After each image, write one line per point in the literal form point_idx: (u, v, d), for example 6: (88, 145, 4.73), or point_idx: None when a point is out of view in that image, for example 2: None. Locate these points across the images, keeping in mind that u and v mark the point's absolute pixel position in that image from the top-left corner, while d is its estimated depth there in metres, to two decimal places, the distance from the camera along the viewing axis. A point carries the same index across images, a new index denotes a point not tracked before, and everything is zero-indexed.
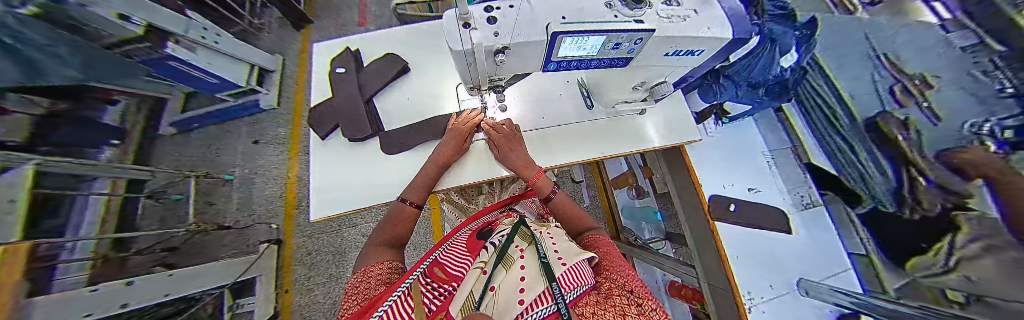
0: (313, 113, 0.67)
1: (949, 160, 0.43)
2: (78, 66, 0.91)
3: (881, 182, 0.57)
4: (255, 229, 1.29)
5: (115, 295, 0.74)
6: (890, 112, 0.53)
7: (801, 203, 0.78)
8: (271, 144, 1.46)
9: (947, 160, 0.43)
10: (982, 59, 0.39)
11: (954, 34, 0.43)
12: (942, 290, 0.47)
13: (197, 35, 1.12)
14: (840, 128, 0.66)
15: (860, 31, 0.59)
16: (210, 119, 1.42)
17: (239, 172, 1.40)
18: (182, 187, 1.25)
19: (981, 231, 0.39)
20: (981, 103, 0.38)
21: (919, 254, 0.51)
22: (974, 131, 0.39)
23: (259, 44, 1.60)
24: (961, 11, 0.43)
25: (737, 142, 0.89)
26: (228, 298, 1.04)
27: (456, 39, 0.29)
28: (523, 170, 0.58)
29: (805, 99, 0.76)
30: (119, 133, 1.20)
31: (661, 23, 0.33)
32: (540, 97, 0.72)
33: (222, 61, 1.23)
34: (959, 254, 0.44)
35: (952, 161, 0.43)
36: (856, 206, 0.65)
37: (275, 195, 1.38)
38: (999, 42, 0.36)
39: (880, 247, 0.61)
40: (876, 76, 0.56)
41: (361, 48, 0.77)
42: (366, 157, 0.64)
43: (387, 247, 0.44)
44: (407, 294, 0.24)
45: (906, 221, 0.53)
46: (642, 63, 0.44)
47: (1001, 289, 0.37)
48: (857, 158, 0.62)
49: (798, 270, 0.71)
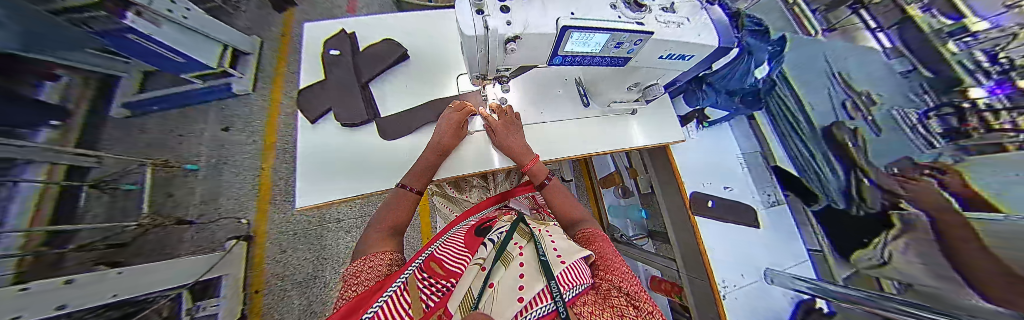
0: (302, 95, 0.63)
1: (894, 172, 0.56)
2: None
3: (833, 182, 0.68)
4: (220, 225, 1.17)
5: (52, 296, 0.62)
6: (842, 123, 0.66)
7: (768, 201, 0.84)
8: (244, 132, 1.34)
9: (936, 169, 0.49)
10: (914, 82, 0.55)
11: (895, 61, 0.59)
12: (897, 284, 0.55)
13: (165, 9, 0.98)
14: (802, 135, 0.76)
15: (822, 49, 0.71)
16: (172, 102, 1.29)
17: (205, 162, 1.26)
18: (135, 175, 1.13)
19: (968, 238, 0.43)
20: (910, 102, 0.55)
21: (861, 249, 0.62)
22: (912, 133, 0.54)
23: (234, 24, 1.48)
24: (899, 42, 0.59)
25: (715, 145, 0.95)
26: (188, 301, 0.94)
27: (468, 23, 0.30)
28: (517, 155, 0.60)
29: (773, 108, 0.84)
30: (60, 113, 1.05)
31: (659, 27, 0.35)
32: (540, 92, 0.73)
33: (192, 39, 1.10)
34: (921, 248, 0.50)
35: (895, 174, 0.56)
36: (812, 203, 0.75)
37: (247, 187, 1.27)
38: (929, 69, 0.53)
39: (832, 243, 0.70)
40: (832, 91, 0.68)
41: (357, 32, 0.75)
42: (356, 144, 0.62)
43: (390, 233, 0.43)
44: (403, 289, 0.22)
45: (852, 216, 0.64)
46: (639, 64, 0.47)
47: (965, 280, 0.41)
48: (815, 161, 0.73)
49: (766, 261, 0.78)
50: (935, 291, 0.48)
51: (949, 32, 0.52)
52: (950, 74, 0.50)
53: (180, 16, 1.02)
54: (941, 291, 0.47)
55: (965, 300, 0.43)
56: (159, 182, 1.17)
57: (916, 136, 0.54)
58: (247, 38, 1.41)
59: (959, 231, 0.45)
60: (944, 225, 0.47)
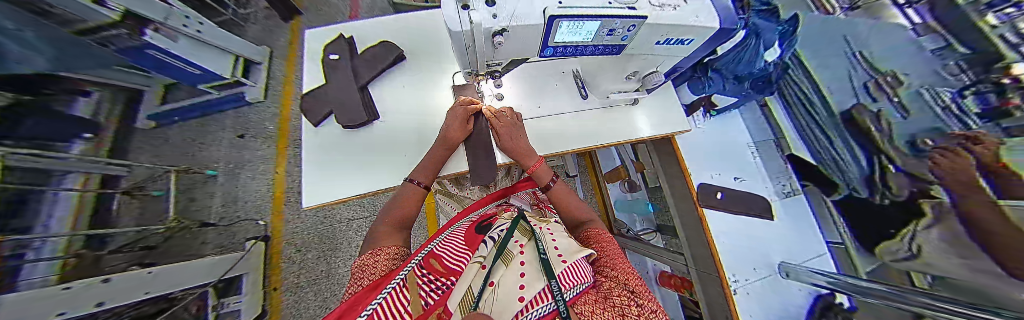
0: (305, 100, 0.65)
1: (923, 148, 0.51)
2: (24, 38, 0.76)
3: (855, 170, 0.65)
4: (242, 226, 1.25)
5: (92, 294, 0.68)
6: (864, 105, 0.61)
7: (783, 191, 0.80)
8: (258, 138, 1.40)
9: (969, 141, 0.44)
10: (950, 62, 0.48)
11: (924, 37, 0.52)
12: (929, 276, 0.51)
13: (180, 23, 1.03)
14: (820, 121, 0.73)
15: (841, 30, 0.67)
16: (191, 113, 1.36)
17: (223, 168, 1.33)
18: (162, 182, 1.21)
19: (992, 226, 0.40)
20: (946, 80, 0.48)
21: (888, 240, 0.58)
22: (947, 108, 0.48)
23: (244, 35, 1.54)
24: (930, 18, 0.52)
25: (725, 134, 0.91)
26: (213, 297, 1.01)
27: (454, 19, 0.30)
28: (522, 157, 0.58)
29: (789, 95, 0.82)
30: (93, 126, 1.15)
31: (653, 10, 0.34)
32: (538, 87, 0.72)
33: (205, 51, 1.16)
34: (949, 237, 0.47)
35: (927, 156, 0.50)
36: (831, 194, 0.71)
37: (263, 191, 1.33)
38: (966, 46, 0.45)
39: (854, 233, 0.66)
40: (854, 74, 0.64)
41: (355, 36, 0.76)
42: (358, 145, 0.63)
43: (395, 230, 0.45)
44: (403, 286, 0.23)
45: (875, 206, 0.60)
46: (636, 51, 0.45)
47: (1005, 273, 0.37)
48: (834, 147, 0.70)
49: (781, 254, 0.74)
50: (967, 283, 0.44)
51: (987, 3, 0.45)
52: (992, 51, 0.43)
53: (194, 30, 1.08)
54: (974, 285, 0.43)
55: (999, 292, 0.39)
56: (182, 188, 1.25)
57: (948, 117, 0.48)
58: (258, 48, 1.46)
59: (986, 209, 0.40)
60: (971, 201, 0.43)
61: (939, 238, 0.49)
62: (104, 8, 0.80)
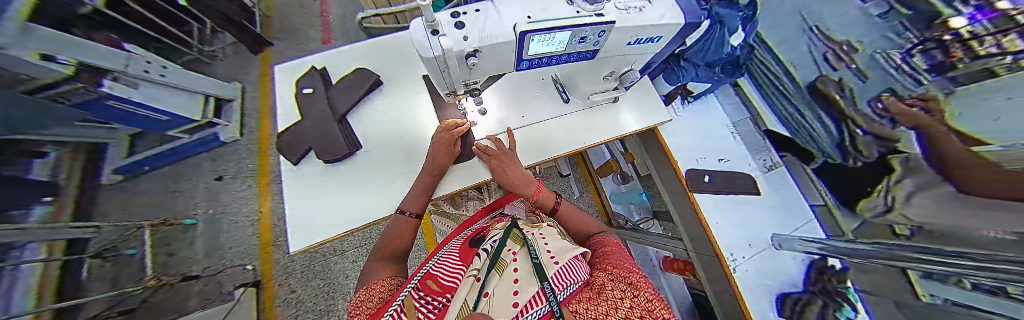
0: (282, 138, 0.63)
1: (880, 106, 0.53)
2: None
3: (827, 137, 0.67)
4: (228, 273, 1.18)
5: None
6: (828, 77, 0.63)
7: (765, 166, 0.85)
8: (238, 178, 1.34)
9: (926, 106, 0.43)
10: (894, 23, 0.47)
11: (870, 4, 0.51)
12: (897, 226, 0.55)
13: (141, 70, 0.97)
14: (789, 95, 0.76)
15: (793, 7, 0.69)
16: (158, 161, 1.28)
17: (203, 215, 1.26)
18: (136, 240, 1.14)
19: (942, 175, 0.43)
20: (892, 41, 0.48)
21: (866, 198, 0.60)
22: (897, 66, 0.48)
23: (214, 74, 1.49)
24: None
25: (704, 119, 0.95)
26: None
27: (425, 45, 0.30)
28: (521, 188, 0.54)
29: (757, 72, 0.87)
30: (50, 189, 1.06)
31: (619, 14, 0.35)
32: (517, 97, 0.73)
33: (170, 96, 1.09)
34: (910, 189, 0.50)
35: (881, 109, 0.53)
36: (810, 162, 0.75)
37: (249, 232, 1.27)
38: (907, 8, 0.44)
39: (835, 196, 0.69)
40: (813, 47, 0.66)
41: (327, 66, 0.74)
42: (345, 177, 0.62)
43: (388, 263, 0.43)
44: (399, 313, 0.21)
45: (849, 168, 0.64)
46: (609, 53, 0.47)
47: (966, 220, 0.40)
48: (806, 119, 0.73)
49: (772, 227, 0.77)
50: (933, 231, 0.47)
51: None
52: (931, 10, 0.40)
53: (156, 74, 1.02)
54: (936, 232, 0.46)
55: (961, 236, 0.42)
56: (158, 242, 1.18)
57: (903, 76, 0.47)
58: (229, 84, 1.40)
59: (941, 151, 0.42)
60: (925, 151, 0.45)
61: (906, 191, 0.51)
62: (54, 63, 0.75)
